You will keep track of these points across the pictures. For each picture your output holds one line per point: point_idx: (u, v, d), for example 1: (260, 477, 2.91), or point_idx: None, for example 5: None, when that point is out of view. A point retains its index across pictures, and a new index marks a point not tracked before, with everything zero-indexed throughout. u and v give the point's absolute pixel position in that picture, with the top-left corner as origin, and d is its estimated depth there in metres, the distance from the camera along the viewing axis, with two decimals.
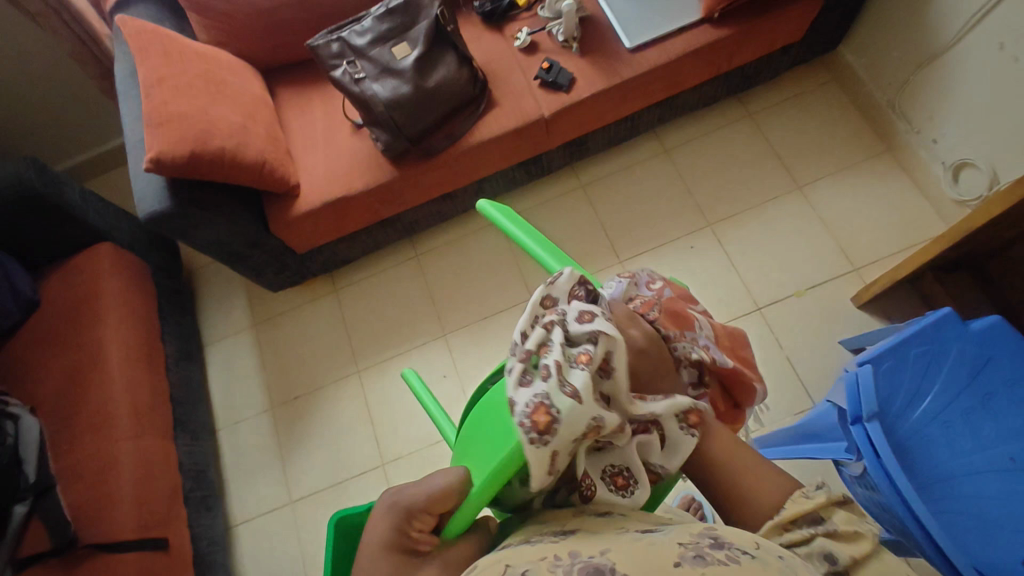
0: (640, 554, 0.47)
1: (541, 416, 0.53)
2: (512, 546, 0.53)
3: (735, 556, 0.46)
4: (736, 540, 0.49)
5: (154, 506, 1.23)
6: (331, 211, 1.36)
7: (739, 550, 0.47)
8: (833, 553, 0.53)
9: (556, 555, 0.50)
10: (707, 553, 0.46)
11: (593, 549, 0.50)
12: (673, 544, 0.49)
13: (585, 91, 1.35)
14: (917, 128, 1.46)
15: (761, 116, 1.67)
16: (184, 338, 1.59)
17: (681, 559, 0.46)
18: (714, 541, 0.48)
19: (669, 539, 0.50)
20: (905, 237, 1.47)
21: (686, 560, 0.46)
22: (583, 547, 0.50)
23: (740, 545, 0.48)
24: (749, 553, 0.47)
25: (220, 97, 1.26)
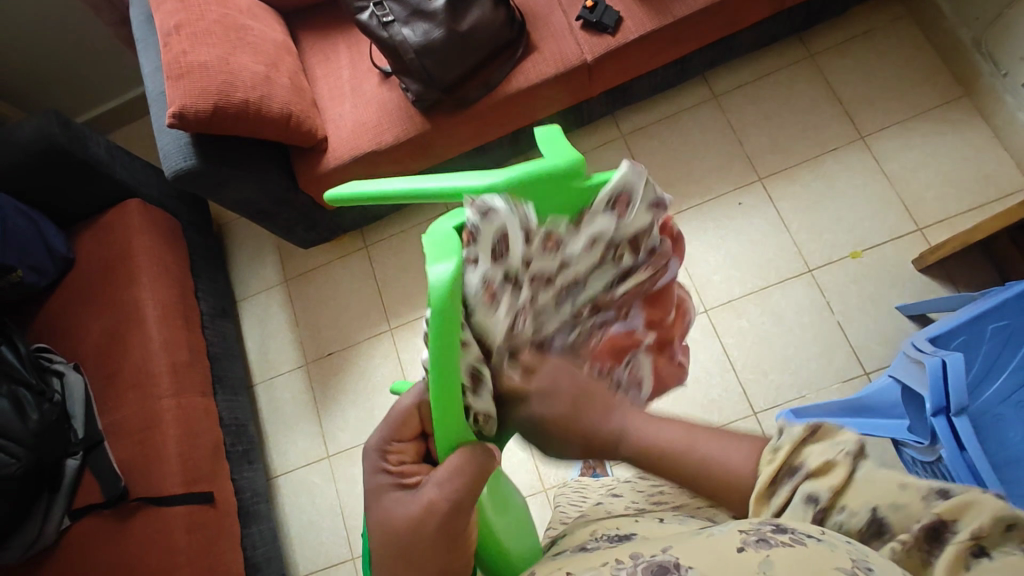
0: (702, 544, 0.40)
1: (471, 232, 0.52)
2: (569, 555, 0.49)
3: (801, 539, 0.38)
4: (801, 526, 0.40)
5: (197, 461, 1.25)
6: (359, 166, 1.29)
7: (805, 534, 0.39)
8: (812, 491, 0.44)
9: (618, 559, 0.43)
10: (771, 537, 0.39)
11: (654, 548, 0.43)
12: (733, 532, 0.41)
13: (633, 32, 1.22)
14: (1005, 69, 1.30)
15: (824, 57, 1.52)
16: (218, 294, 1.59)
17: (745, 543, 0.38)
18: (775, 526, 0.40)
19: (728, 528, 0.42)
20: (978, 194, 1.35)
21: (751, 544, 0.38)
22: (644, 548, 0.43)
23: (807, 531, 0.40)
24: (815, 537, 0.39)
25: (241, 43, 1.18)
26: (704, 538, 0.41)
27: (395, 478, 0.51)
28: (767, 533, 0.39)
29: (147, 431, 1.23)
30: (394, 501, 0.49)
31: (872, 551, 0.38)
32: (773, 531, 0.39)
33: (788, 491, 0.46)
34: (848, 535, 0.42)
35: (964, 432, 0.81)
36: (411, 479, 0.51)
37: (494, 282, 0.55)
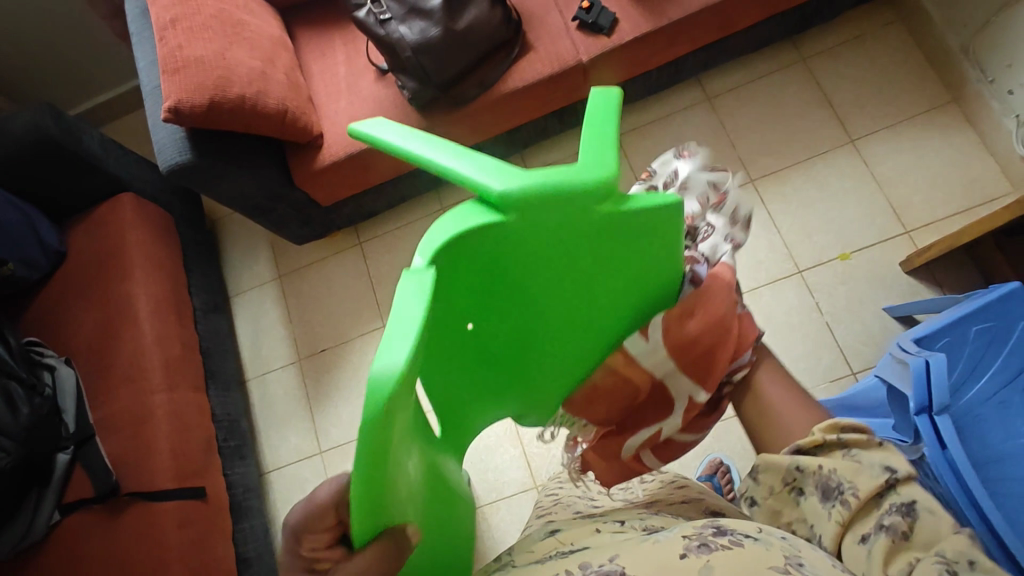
0: (649, 551, 0.42)
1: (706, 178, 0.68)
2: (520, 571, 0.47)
3: (738, 541, 0.42)
4: (737, 526, 0.44)
5: (190, 457, 1.25)
6: (354, 162, 1.30)
7: (743, 535, 0.43)
8: (885, 459, 0.51)
9: (567, 569, 0.43)
10: (712, 540, 0.41)
11: (602, 556, 0.43)
12: (676, 537, 0.43)
13: (627, 33, 1.24)
14: (991, 76, 1.32)
15: (816, 61, 1.54)
16: (211, 290, 1.59)
17: (686, 550, 0.40)
18: (715, 529, 0.43)
19: (672, 532, 0.44)
20: (965, 198, 1.37)
21: (692, 550, 0.40)
22: (593, 557, 0.44)
23: (744, 531, 0.43)
24: (751, 538, 0.42)
25: (237, 38, 1.18)
26: (651, 544, 0.43)
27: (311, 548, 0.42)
28: (708, 537, 0.42)
29: (138, 426, 1.22)
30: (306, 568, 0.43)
31: (801, 548, 0.43)
32: (714, 534, 0.42)
33: (855, 438, 0.53)
34: (875, 499, 0.50)
35: (946, 431, 0.82)
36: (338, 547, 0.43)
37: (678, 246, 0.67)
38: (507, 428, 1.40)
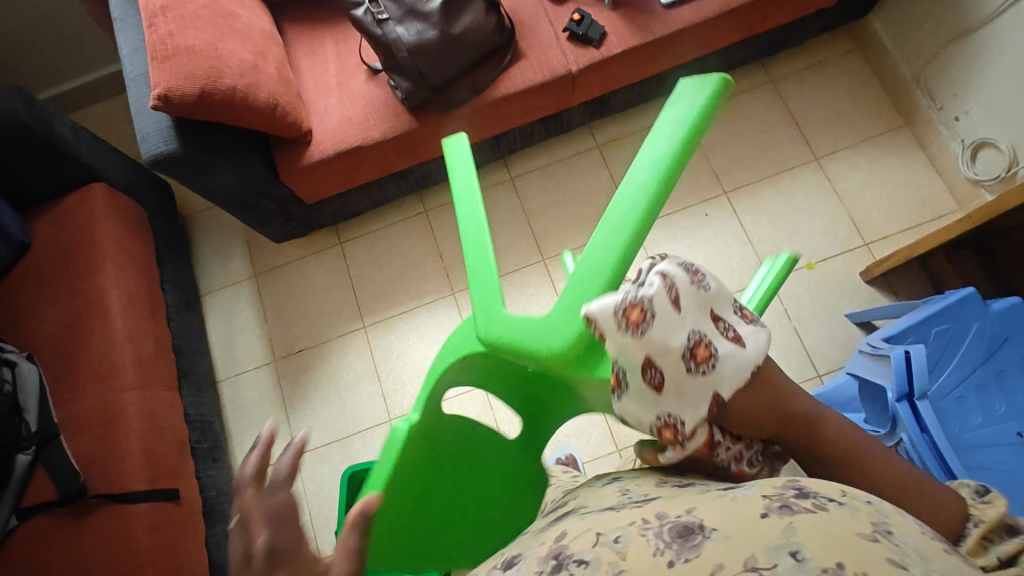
0: (727, 507, 0.40)
1: (702, 349, 0.49)
2: (595, 515, 0.47)
3: (823, 505, 0.38)
4: (822, 489, 0.40)
5: (162, 458, 1.20)
6: (344, 160, 1.30)
7: (828, 499, 0.38)
8: None
9: (644, 518, 0.42)
10: (794, 503, 0.38)
11: (678, 508, 0.42)
12: (755, 495, 0.40)
13: (616, 46, 1.29)
14: (941, 103, 1.44)
15: (783, 83, 1.64)
16: (183, 287, 1.54)
17: (767, 510, 0.38)
18: (797, 491, 0.39)
19: (751, 491, 0.41)
20: (916, 214, 1.48)
21: (773, 511, 0.38)
22: (669, 508, 0.43)
23: (828, 493, 0.39)
24: (837, 501, 0.38)
25: (229, 30, 1.17)
26: (728, 502, 0.41)
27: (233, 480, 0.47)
28: (790, 499, 0.38)
29: (108, 426, 1.17)
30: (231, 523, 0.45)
31: (893, 514, 0.38)
32: (796, 496, 0.39)
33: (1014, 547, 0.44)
34: None
35: (926, 415, 0.87)
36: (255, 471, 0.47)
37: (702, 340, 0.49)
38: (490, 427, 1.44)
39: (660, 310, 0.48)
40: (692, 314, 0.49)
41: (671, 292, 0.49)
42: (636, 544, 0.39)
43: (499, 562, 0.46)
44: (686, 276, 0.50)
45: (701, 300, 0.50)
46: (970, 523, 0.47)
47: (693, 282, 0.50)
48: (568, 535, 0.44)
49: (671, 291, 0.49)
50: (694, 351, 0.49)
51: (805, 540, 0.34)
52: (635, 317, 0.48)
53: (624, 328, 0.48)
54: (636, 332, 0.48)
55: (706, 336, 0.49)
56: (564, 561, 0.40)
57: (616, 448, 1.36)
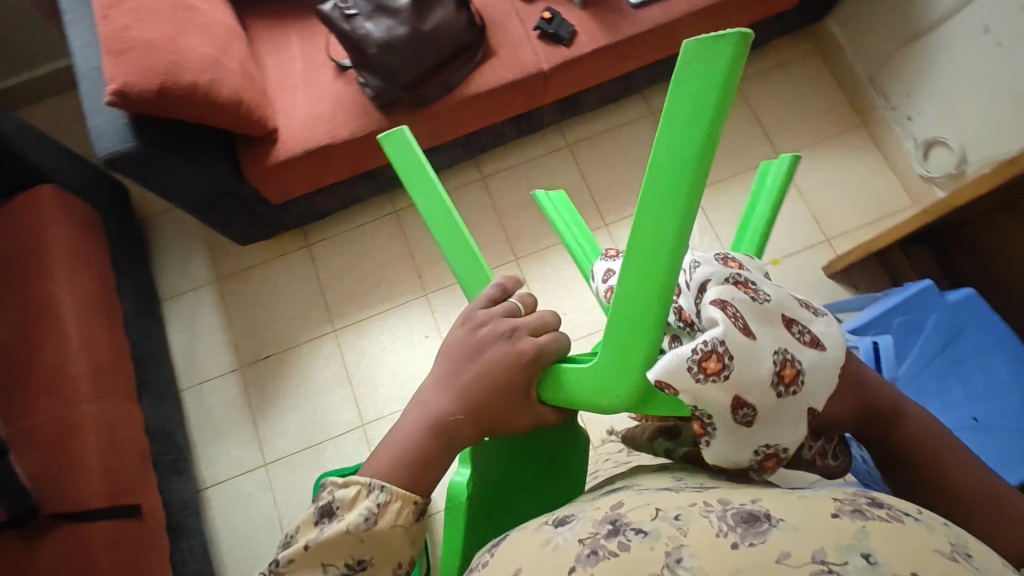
0: (797, 503, 0.41)
1: (789, 366, 0.43)
2: (652, 492, 0.48)
3: (898, 516, 0.39)
4: (897, 502, 0.40)
5: (123, 473, 1.14)
6: (313, 159, 1.26)
7: (902, 511, 0.39)
8: None
9: (706, 501, 0.44)
10: (868, 509, 0.39)
11: (743, 497, 0.44)
12: (824, 497, 0.41)
13: (586, 45, 1.29)
14: (894, 104, 1.51)
15: (746, 84, 1.68)
16: (142, 293, 1.47)
17: (838, 511, 0.39)
18: (871, 499, 0.40)
19: (820, 492, 0.43)
20: (874, 211, 1.54)
21: (845, 512, 0.39)
22: (733, 496, 0.44)
23: (904, 509, 0.40)
24: (913, 515, 0.39)
25: (189, 24, 1.12)
26: (796, 498, 0.42)
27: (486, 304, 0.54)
28: (863, 505, 0.39)
29: (62, 440, 1.10)
30: (465, 336, 0.52)
31: (971, 537, 0.38)
32: (869, 503, 0.40)
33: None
34: None
35: None
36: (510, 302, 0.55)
37: (789, 358, 0.43)
38: None
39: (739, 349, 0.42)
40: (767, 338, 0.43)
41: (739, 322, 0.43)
42: (697, 522, 0.42)
43: (551, 520, 0.50)
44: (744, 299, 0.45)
45: (764, 321, 0.44)
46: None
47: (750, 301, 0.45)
48: (626, 505, 0.48)
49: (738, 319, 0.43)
50: (781, 369, 0.43)
51: (876, 545, 0.36)
52: (716, 365, 0.41)
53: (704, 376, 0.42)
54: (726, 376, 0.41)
55: (773, 355, 0.43)
56: (621, 527, 0.44)
57: (593, 445, 1.36)
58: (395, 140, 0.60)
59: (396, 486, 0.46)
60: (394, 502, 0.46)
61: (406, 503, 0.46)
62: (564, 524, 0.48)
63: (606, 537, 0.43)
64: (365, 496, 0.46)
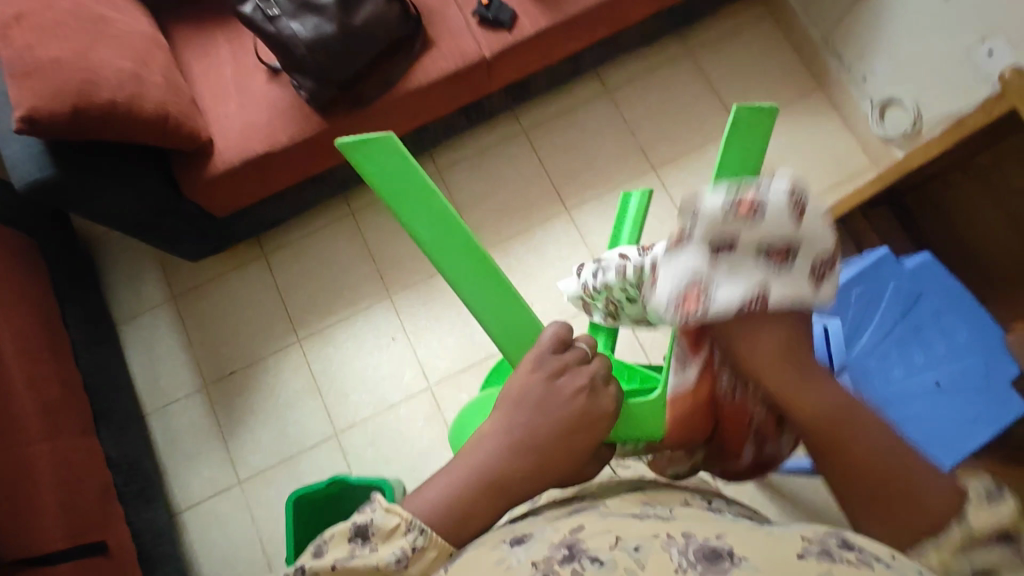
0: (765, 542, 0.41)
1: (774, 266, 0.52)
2: (613, 516, 0.46)
3: (867, 561, 0.39)
4: (866, 543, 0.41)
5: (84, 510, 1.11)
6: (253, 169, 1.21)
7: (872, 555, 0.39)
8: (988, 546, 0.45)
9: (669, 533, 0.42)
10: (835, 552, 0.39)
11: (707, 531, 0.42)
12: (793, 537, 0.41)
13: (528, 28, 1.24)
14: (849, 65, 1.48)
15: (700, 54, 1.64)
16: (93, 319, 1.42)
17: (804, 552, 0.39)
18: (840, 541, 0.41)
19: (789, 530, 0.43)
20: (835, 175, 1.53)
21: (810, 554, 0.39)
22: (696, 528, 0.43)
23: (875, 551, 0.40)
24: (882, 560, 0.39)
25: (101, 36, 1.06)
26: (763, 537, 0.41)
27: (554, 349, 0.55)
28: (831, 547, 0.40)
29: None
30: (538, 383, 0.52)
31: None
32: (838, 546, 0.40)
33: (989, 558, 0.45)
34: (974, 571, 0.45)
35: None
36: (578, 347, 0.56)
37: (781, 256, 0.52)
38: (440, 431, 1.42)
39: (733, 271, 0.51)
40: (777, 206, 0.51)
41: (744, 229, 0.51)
42: (658, 557, 0.40)
43: (507, 536, 0.45)
44: (729, 227, 0.51)
45: (758, 201, 0.51)
46: (956, 520, 0.46)
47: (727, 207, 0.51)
48: (585, 528, 0.44)
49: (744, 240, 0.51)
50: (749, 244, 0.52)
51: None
52: (778, 273, 0.51)
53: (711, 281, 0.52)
54: (795, 265, 0.51)
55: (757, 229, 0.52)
56: (577, 553, 0.41)
57: None
58: (383, 148, 0.58)
59: (436, 534, 0.46)
60: (428, 545, 0.46)
61: (441, 549, 0.47)
62: (520, 545, 0.43)
63: (560, 563, 0.40)
64: (402, 534, 0.46)
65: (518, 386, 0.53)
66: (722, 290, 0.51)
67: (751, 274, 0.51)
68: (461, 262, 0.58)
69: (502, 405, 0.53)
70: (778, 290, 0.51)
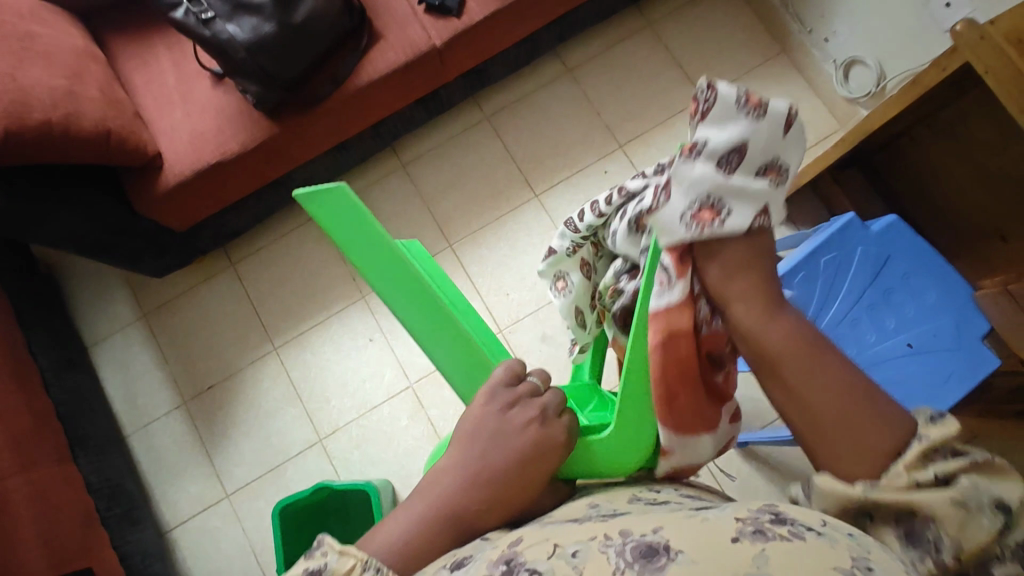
0: (696, 528, 0.38)
1: (706, 211, 0.48)
2: (552, 524, 0.43)
3: (799, 533, 0.36)
4: (798, 515, 0.38)
5: (65, 539, 1.09)
6: (205, 180, 1.17)
7: (804, 527, 0.37)
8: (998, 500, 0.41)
9: (606, 533, 0.39)
10: (769, 529, 0.36)
11: (645, 526, 0.39)
12: (728, 518, 0.38)
13: (477, 12, 1.20)
14: (810, 27, 1.46)
15: (661, 25, 1.61)
16: (60, 344, 1.39)
17: (739, 534, 0.36)
18: (773, 516, 0.38)
19: (724, 511, 0.39)
20: (804, 140, 1.50)
21: (745, 535, 0.36)
22: (636, 524, 0.40)
23: (806, 522, 0.38)
24: (815, 530, 0.37)
25: (30, 55, 1.02)
26: (698, 523, 0.38)
27: (506, 383, 0.52)
28: (765, 524, 0.37)
29: None
30: (493, 414, 0.51)
31: (872, 547, 0.37)
32: (771, 521, 0.37)
33: (954, 466, 0.41)
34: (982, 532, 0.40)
35: None
36: (529, 380, 0.53)
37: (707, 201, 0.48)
38: (424, 429, 1.40)
39: (739, 190, 0.48)
40: (728, 116, 0.49)
41: (724, 156, 0.49)
42: (595, 560, 0.37)
43: (447, 562, 0.43)
44: (709, 167, 0.48)
45: (708, 127, 0.49)
46: (912, 439, 0.43)
47: (688, 159, 0.49)
48: (523, 540, 0.41)
49: (730, 160, 0.49)
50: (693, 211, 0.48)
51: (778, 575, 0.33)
52: (777, 171, 0.50)
53: (723, 217, 0.48)
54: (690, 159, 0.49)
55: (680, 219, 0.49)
56: (516, 568, 0.38)
57: None
58: (336, 202, 0.47)
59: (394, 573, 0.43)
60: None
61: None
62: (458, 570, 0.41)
63: None
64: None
65: (472, 420, 0.50)
66: (739, 215, 0.48)
67: (753, 184, 0.48)
68: (441, 340, 0.51)
69: (456, 441, 0.51)
70: (784, 186, 0.50)
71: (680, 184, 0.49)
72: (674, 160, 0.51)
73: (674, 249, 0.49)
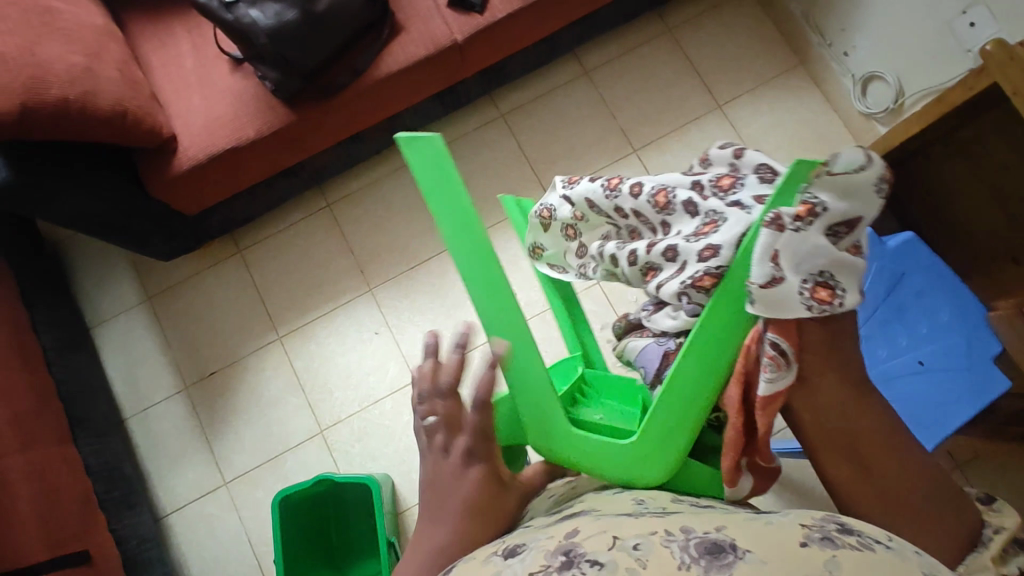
0: (760, 530, 0.37)
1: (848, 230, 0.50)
2: (608, 517, 0.43)
3: (868, 544, 0.36)
4: (867, 529, 0.38)
5: (63, 520, 1.09)
6: (219, 164, 1.17)
7: (872, 539, 0.37)
8: None
9: (667, 529, 0.38)
10: (836, 537, 0.36)
11: (706, 524, 0.39)
12: (792, 525, 0.38)
13: (499, 9, 1.20)
14: (830, 40, 1.45)
15: (680, 31, 1.60)
16: (63, 323, 1.38)
17: (807, 539, 0.36)
18: (840, 525, 0.37)
19: (787, 518, 0.39)
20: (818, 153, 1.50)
21: (813, 540, 0.36)
22: (695, 522, 0.39)
23: (874, 535, 0.38)
24: (883, 543, 0.37)
25: (49, 32, 1.02)
26: (761, 525, 0.38)
27: None
28: (832, 532, 0.37)
29: None
30: None
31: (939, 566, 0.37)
32: (839, 531, 0.37)
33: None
34: None
35: None
36: None
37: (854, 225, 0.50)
38: None
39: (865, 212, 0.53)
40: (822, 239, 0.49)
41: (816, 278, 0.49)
42: (658, 552, 0.36)
43: (498, 550, 0.43)
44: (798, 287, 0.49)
45: (803, 246, 0.49)
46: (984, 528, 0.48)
47: (804, 228, 0.49)
48: (580, 532, 0.40)
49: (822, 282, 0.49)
50: (839, 227, 0.50)
51: None
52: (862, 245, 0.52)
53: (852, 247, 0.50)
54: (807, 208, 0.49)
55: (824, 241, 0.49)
56: (575, 558, 0.37)
57: None
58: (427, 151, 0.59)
59: None
60: None
61: None
62: (512, 556, 0.40)
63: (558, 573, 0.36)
64: None
65: None
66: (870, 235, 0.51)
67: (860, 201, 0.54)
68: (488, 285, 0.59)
69: None
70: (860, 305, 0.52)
71: (790, 257, 0.49)
72: (789, 222, 0.50)
73: (780, 318, 0.50)
